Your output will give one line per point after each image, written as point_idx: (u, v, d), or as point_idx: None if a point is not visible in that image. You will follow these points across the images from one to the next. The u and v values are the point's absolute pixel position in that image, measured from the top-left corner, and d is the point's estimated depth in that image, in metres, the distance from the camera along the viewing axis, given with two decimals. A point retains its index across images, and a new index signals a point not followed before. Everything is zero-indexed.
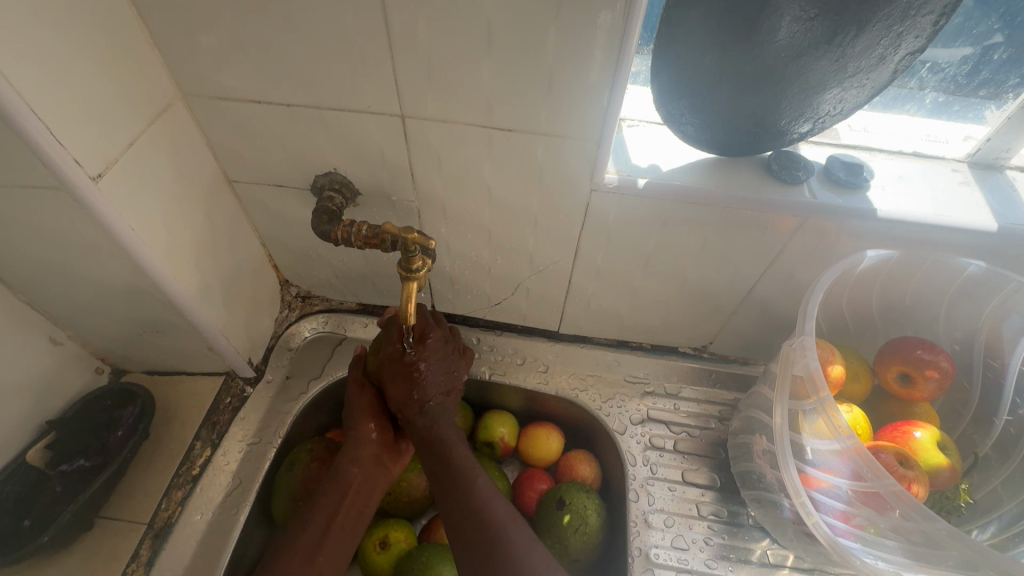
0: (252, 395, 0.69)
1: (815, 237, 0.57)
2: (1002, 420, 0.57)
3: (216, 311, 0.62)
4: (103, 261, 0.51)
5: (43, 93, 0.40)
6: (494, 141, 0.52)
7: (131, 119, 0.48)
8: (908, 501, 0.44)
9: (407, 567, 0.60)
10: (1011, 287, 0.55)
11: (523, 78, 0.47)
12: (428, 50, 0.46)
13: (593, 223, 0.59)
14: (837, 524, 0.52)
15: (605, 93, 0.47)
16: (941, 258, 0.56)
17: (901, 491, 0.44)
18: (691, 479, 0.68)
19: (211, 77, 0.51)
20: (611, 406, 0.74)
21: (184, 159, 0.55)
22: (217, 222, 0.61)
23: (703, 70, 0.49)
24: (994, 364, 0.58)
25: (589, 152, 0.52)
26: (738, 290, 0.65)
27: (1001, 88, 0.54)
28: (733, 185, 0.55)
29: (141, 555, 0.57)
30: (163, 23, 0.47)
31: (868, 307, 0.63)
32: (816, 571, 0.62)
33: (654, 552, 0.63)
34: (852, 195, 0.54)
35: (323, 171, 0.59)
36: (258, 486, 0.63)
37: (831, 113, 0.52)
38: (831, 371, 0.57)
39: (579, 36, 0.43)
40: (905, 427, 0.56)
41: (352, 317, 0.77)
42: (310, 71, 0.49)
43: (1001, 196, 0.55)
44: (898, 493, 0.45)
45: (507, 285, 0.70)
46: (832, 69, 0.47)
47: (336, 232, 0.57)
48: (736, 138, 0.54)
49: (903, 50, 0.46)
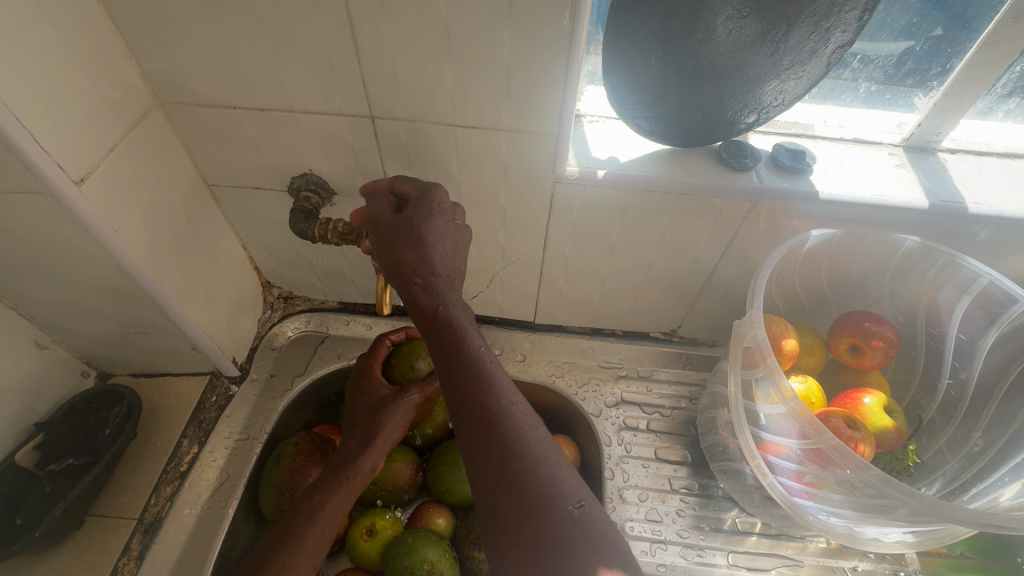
0: (237, 393, 0.71)
1: (765, 220, 0.60)
2: (944, 383, 0.62)
3: (199, 311, 0.64)
4: (85, 264, 0.53)
5: (26, 101, 0.42)
6: (461, 139, 0.55)
7: (112, 126, 0.50)
8: (848, 455, 0.48)
9: (394, 551, 0.65)
10: (944, 259, 0.59)
11: (483, 79, 0.50)
12: (392, 54, 0.49)
13: (559, 214, 0.63)
14: (792, 484, 0.55)
15: (560, 90, 0.50)
16: (882, 233, 0.60)
17: (841, 445, 0.48)
18: (664, 455, 0.72)
19: (187, 85, 0.53)
20: (587, 390, 0.77)
21: (163, 164, 0.57)
22: (198, 225, 0.63)
23: (652, 66, 0.52)
24: (935, 332, 0.62)
25: (549, 146, 0.55)
26: (700, 274, 0.69)
27: (926, 77, 0.59)
28: (685, 174, 0.58)
29: (132, 549, 0.59)
30: (139, 34, 0.49)
31: (820, 285, 0.66)
32: (781, 535, 0.66)
33: (629, 525, 0.66)
34: (796, 179, 0.58)
35: (298, 172, 0.61)
36: (245, 480, 0.65)
37: (774, 104, 0.56)
38: (785, 345, 0.61)
39: (533, 39, 0.47)
40: (854, 394, 0.60)
41: (334, 316, 0.80)
42: (283, 76, 0.52)
43: (933, 177, 0.59)
44: (838, 447, 0.48)
45: (482, 278, 0.74)
46: (769, 63, 0.51)
47: (313, 230, 0.60)
48: (688, 129, 0.57)
49: (832, 44, 0.50)
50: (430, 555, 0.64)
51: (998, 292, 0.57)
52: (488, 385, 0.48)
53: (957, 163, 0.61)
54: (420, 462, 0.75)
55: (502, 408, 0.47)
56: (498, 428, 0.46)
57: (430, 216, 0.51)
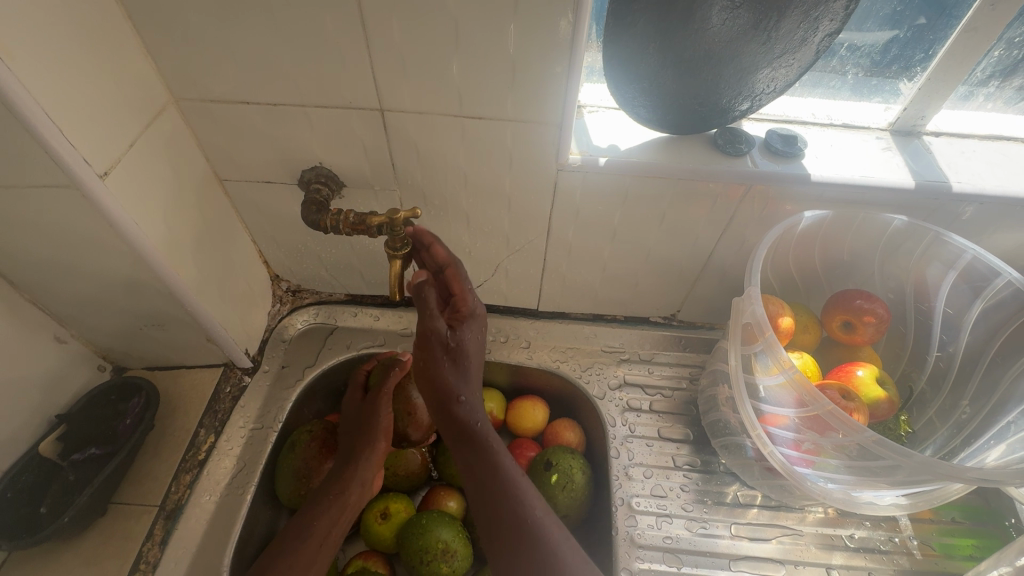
0: (250, 384, 0.73)
1: (760, 203, 0.63)
2: (933, 356, 0.65)
3: (213, 303, 0.65)
4: (106, 257, 0.54)
5: (54, 97, 0.43)
6: (467, 130, 0.57)
7: (132, 122, 0.51)
8: (844, 419, 0.50)
9: (409, 532, 0.67)
10: (930, 237, 0.62)
11: (489, 72, 0.52)
12: (402, 49, 0.51)
13: (562, 202, 0.65)
14: (791, 453, 0.58)
15: (563, 81, 0.52)
16: (871, 214, 0.63)
17: (837, 410, 0.50)
18: (667, 434, 0.74)
19: (202, 81, 0.55)
20: (591, 374, 0.80)
21: (178, 159, 0.58)
22: (211, 219, 0.65)
23: (650, 57, 0.55)
24: (923, 307, 0.65)
25: (552, 135, 0.57)
26: (698, 258, 0.71)
27: (910, 63, 0.61)
28: (683, 160, 0.61)
29: (156, 535, 0.61)
30: (156, 32, 0.51)
31: (814, 267, 0.69)
32: (781, 507, 0.69)
33: (635, 501, 0.68)
34: (789, 163, 0.61)
35: (309, 166, 0.63)
36: (262, 467, 0.67)
37: (766, 91, 0.59)
38: (781, 323, 0.64)
39: (537, 32, 0.49)
40: (848, 368, 0.62)
41: (342, 308, 0.82)
42: (295, 72, 0.54)
43: (919, 159, 0.62)
44: (834, 411, 0.50)
45: (487, 267, 0.76)
46: (761, 52, 0.54)
47: (324, 221, 0.61)
48: (684, 116, 0.60)
49: (821, 32, 0.53)
50: (444, 536, 0.66)
51: (982, 266, 0.60)
52: (506, 477, 0.57)
53: (942, 146, 0.63)
54: (430, 448, 0.77)
55: (519, 495, 0.56)
56: (518, 518, 0.55)
57: (462, 323, 0.59)
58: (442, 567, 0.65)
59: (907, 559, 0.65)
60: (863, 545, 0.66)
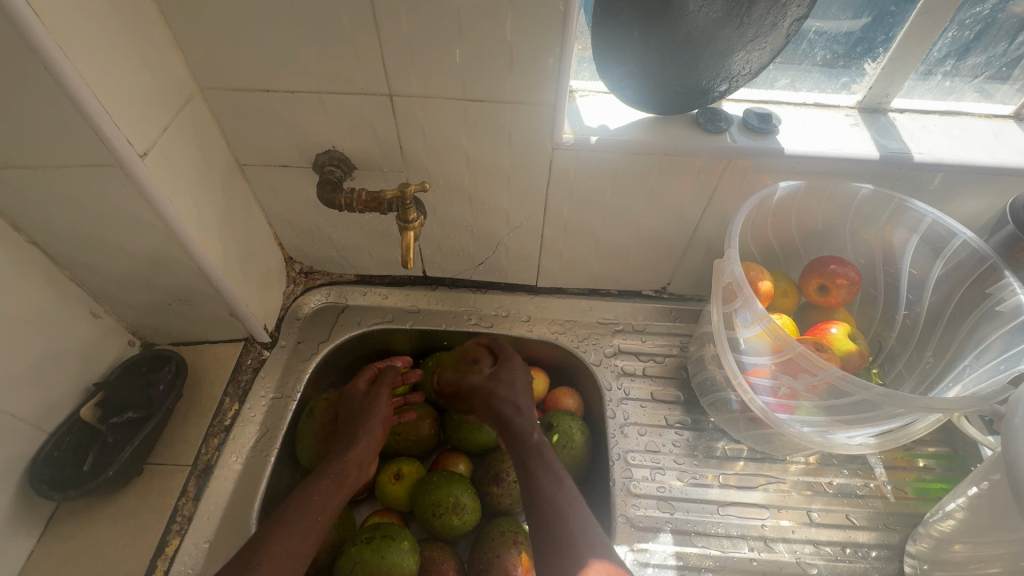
0: (269, 357, 0.78)
1: (739, 177, 0.69)
2: (901, 315, 0.71)
3: (236, 279, 0.70)
4: (143, 233, 0.60)
5: (101, 84, 0.49)
6: (469, 112, 0.63)
7: (165, 109, 0.57)
8: (812, 357, 0.56)
9: (423, 490, 0.72)
10: (894, 203, 0.67)
11: (489, 57, 0.57)
12: (409, 37, 0.56)
13: (557, 179, 0.70)
14: (770, 401, 0.63)
15: (557, 64, 0.57)
16: (840, 184, 0.68)
17: (806, 350, 0.55)
18: (659, 396, 0.80)
19: (226, 71, 0.60)
20: (588, 344, 0.85)
21: (204, 144, 0.63)
22: (233, 201, 0.70)
23: (633, 42, 0.60)
24: (890, 270, 0.71)
25: (547, 116, 0.62)
26: (685, 231, 0.77)
27: (873, 45, 0.67)
28: (668, 137, 0.66)
29: (189, 491, 0.66)
30: (185, 27, 0.56)
31: (791, 236, 0.75)
32: (765, 458, 0.74)
33: (631, 455, 0.74)
34: (764, 138, 0.66)
35: (323, 149, 0.68)
36: (284, 432, 0.72)
37: (742, 73, 0.64)
38: (761, 287, 0.69)
39: (532, 21, 0.54)
40: (823, 326, 0.68)
41: (352, 288, 0.87)
42: (312, 61, 0.59)
43: (884, 132, 0.68)
44: (804, 352, 0.56)
45: (488, 244, 0.81)
46: (736, 36, 0.59)
47: (339, 199, 0.67)
48: (667, 97, 0.65)
49: (790, 17, 0.58)
50: (455, 492, 0.71)
51: (940, 228, 0.65)
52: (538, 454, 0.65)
53: (906, 121, 0.69)
54: (438, 417, 0.82)
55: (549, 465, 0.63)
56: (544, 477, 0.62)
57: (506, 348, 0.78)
58: (454, 518, 0.70)
59: (881, 502, 0.71)
60: (840, 491, 0.72)
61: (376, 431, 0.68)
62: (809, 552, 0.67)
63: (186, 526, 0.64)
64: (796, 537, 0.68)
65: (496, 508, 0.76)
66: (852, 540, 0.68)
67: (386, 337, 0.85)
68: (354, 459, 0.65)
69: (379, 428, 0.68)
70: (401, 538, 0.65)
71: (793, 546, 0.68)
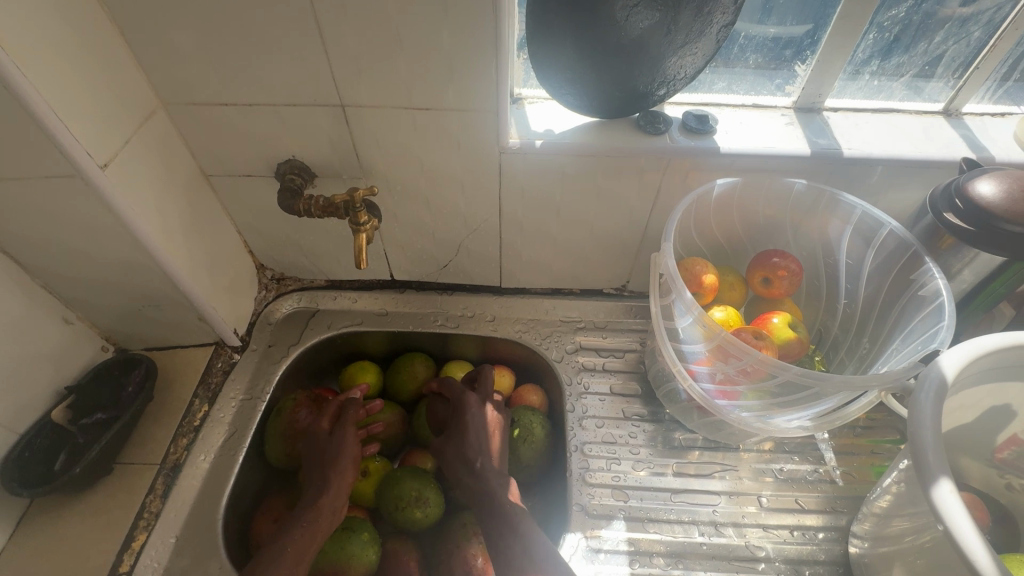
0: (239, 360, 0.81)
1: (680, 176, 0.72)
2: (842, 303, 0.73)
3: (203, 284, 0.74)
4: (108, 241, 0.63)
5: (61, 101, 0.52)
6: (418, 120, 0.66)
7: (127, 123, 0.60)
8: (735, 342, 0.59)
9: (387, 485, 0.74)
10: (827, 197, 0.71)
11: (430, 67, 0.61)
12: (355, 51, 0.60)
13: (508, 182, 0.74)
14: (710, 388, 0.66)
15: (494, 71, 0.61)
16: (777, 180, 0.71)
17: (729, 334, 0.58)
18: (618, 390, 0.82)
19: (186, 86, 0.64)
20: (550, 341, 0.88)
21: (168, 155, 0.67)
22: (199, 209, 0.73)
23: (569, 50, 0.63)
24: (830, 261, 0.74)
25: (492, 121, 0.66)
26: (637, 229, 0.80)
27: (801, 49, 0.71)
28: (609, 139, 0.69)
29: (157, 488, 0.69)
30: (144, 46, 0.60)
31: (736, 231, 0.78)
32: (719, 446, 0.77)
33: (587, 446, 0.76)
34: (703, 138, 0.70)
35: (284, 159, 0.72)
36: (252, 432, 0.74)
37: (679, 77, 0.68)
38: (705, 280, 0.72)
39: (468, 32, 0.58)
40: (765, 316, 0.71)
41: (323, 293, 0.90)
42: (266, 74, 0.62)
43: (816, 130, 0.71)
44: (728, 337, 0.59)
45: (450, 247, 0.84)
46: (665, 41, 0.63)
47: (298, 205, 0.70)
48: (608, 102, 0.69)
49: (716, 24, 0.63)
50: (418, 486, 0.73)
51: (870, 219, 0.69)
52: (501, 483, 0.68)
53: (838, 119, 0.73)
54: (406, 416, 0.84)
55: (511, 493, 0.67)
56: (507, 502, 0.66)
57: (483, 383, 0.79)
58: (416, 511, 0.72)
59: (831, 486, 0.73)
60: (790, 476, 0.74)
61: (347, 475, 0.67)
62: (759, 536, 0.69)
63: (152, 522, 0.66)
64: (747, 522, 0.70)
65: (461, 502, 0.78)
66: (801, 523, 0.70)
67: (355, 340, 0.88)
68: (328, 504, 0.64)
69: (351, 469, 0.68)
70: (362, 530, 0.67)
71: (743, 530, 0.70)
